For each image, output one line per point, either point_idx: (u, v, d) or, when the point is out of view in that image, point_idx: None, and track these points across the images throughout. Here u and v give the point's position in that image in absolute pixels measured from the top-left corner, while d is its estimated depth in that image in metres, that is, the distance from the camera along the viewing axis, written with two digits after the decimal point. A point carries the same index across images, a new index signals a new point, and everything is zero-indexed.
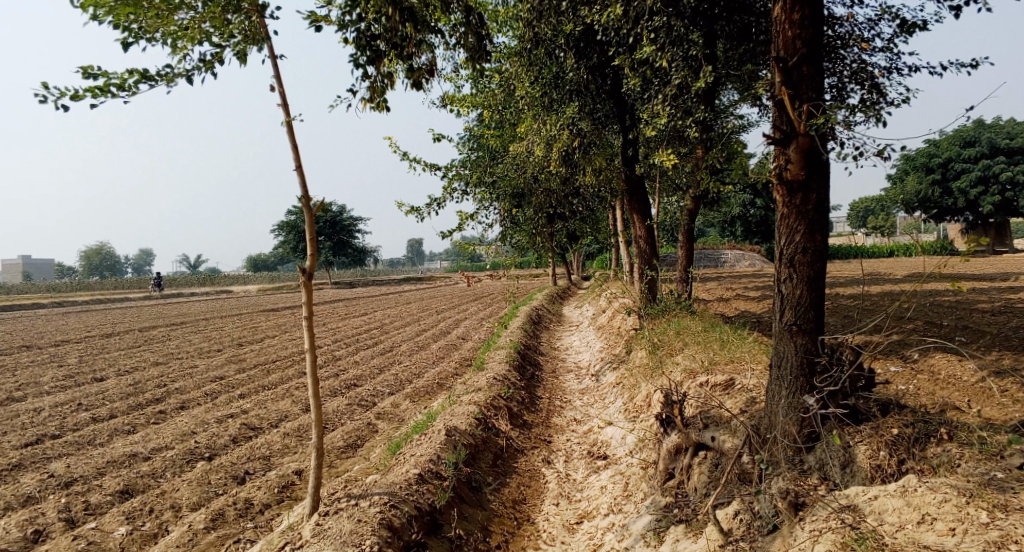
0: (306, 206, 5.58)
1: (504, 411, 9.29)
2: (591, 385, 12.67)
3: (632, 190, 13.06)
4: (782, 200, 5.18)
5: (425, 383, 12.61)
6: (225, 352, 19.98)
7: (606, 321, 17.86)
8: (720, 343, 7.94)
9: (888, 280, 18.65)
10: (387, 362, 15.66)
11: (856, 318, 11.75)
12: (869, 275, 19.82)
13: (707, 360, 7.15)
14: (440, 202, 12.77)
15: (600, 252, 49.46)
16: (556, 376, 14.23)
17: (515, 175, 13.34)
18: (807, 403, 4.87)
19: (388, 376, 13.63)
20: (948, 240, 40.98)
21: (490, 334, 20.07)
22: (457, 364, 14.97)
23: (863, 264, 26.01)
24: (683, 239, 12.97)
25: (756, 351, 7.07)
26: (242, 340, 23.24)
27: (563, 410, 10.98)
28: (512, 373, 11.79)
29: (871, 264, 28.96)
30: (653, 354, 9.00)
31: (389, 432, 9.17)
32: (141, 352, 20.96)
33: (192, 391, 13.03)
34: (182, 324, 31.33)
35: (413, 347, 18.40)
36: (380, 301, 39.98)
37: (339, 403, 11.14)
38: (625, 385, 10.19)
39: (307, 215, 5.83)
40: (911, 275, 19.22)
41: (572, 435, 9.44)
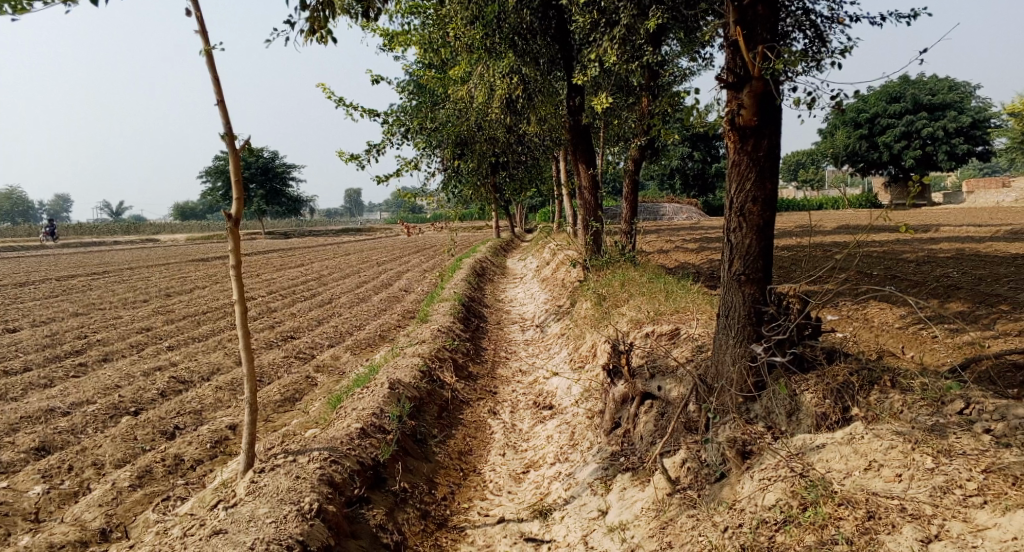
0: (231, 146, 5.02)
1: (447, 362, 9.13)
2: (535, 336, 12.64)
3: (577, 139, 12.89)
4: (733, 147, 4.95)
5: (366, 335, 12.32)
6: (152, 303, 19.11)
7: (549, 273, 17.82)
8: (666, 292, 7.91)
9: (821, 231, 19.20)
10: (326, 314, 15.26)
11: (795, 270, 11.98)
12: (802, 227, 20.36)
13: (654, 310, 7.08)
14: (379, 148, 12.30)
15: (542, 205, 49.45)
16: (501, 328, 14.14)
17: (457, 122, 12.92)
18: (755, 352, 4.83)
19: (327, 328, 13.27)
20: (873, 194, 42.65)
21: (432, 285, 19.79)
22: (399, 316, 14.68)
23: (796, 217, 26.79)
24: (628, 191, 12.89)
25: (702, 301, 7.06)
26: (171, 291, 22.29)
27: (507, 361, 10.89)
28: (455, 324, 11.62)
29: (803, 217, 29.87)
30: (599, 305, 8.94)
31: (329, 385, 8.89)
32: (60, 302, 19.85)
33: (117, 343, 12.38)
34: (106, 274, 29.87)
35: (353, 298, 17.98)
36: (317, 251, 39.01)
37: (275, 356, 10.76)
38: (570, 335, 10.15)
39: (232, 159, 5.27)
40: (843, 228, 19.84)
41: (517, 386, 9.36)
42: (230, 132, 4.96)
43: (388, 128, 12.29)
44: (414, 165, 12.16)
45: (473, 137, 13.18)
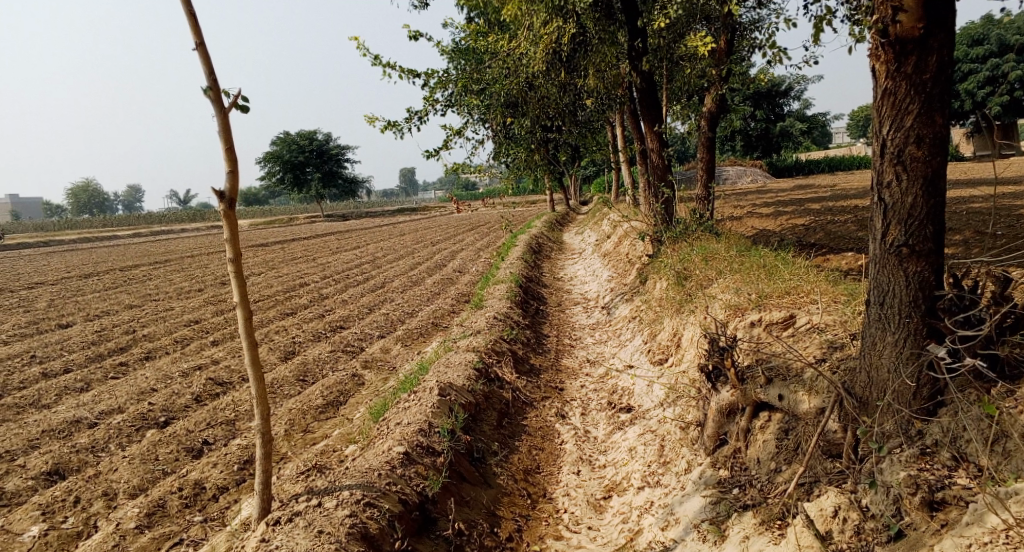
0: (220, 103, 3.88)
1: (507, 357, 8.08)
2: (601, 320, 11.48)
3: (645, 91, 11.51)
4: (885, 68, 3.80)
5: (417, 324, 11.37)
6: (205, 292, 18.70)
7: (612, 247, 16.62)
8: (763, 270, 6.65)
9: None
10: (378, 299, 14.45)
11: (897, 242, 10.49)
12: None
13: (755, 291, 5.86)
14: (423, 115, 11.23)
15: (598, 176, 47.95)
16: (563, 310, 13.05)
17: (506, 81, 11.58)
18: (931, 355, 3.71)
19: (377, 316, 12.40)
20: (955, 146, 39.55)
21: (488, 265, 18.79)
22: (454, 300, 13.72)
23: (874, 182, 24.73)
24: (703, 149, 11.26)
25: (814, 281, 5.80)
26: (226, 279, 21.90)
27: (572, 350, 9.79)
28: (514, 310, 10.55)
29: None
30: (679, 286, 7.76)
31: (376, 384, 7.97)
32: (116, 294, 19.67)
33: (161, 338, 11.78)
34: (165, 263, 29.96)
35: (405, 282, 17.11)
36: (374, 232, 38.55)
37: (321, 349, 9.94)
38: (643, 321, 8.98)
39: (224, 135, 4.00)
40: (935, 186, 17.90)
41: (586, 380, 8.27)
42: (217, 85, 3.95)
43: (431, 89, 11.18)
44: (462, 132, 11.03)
45: (525, 98, 11.94)
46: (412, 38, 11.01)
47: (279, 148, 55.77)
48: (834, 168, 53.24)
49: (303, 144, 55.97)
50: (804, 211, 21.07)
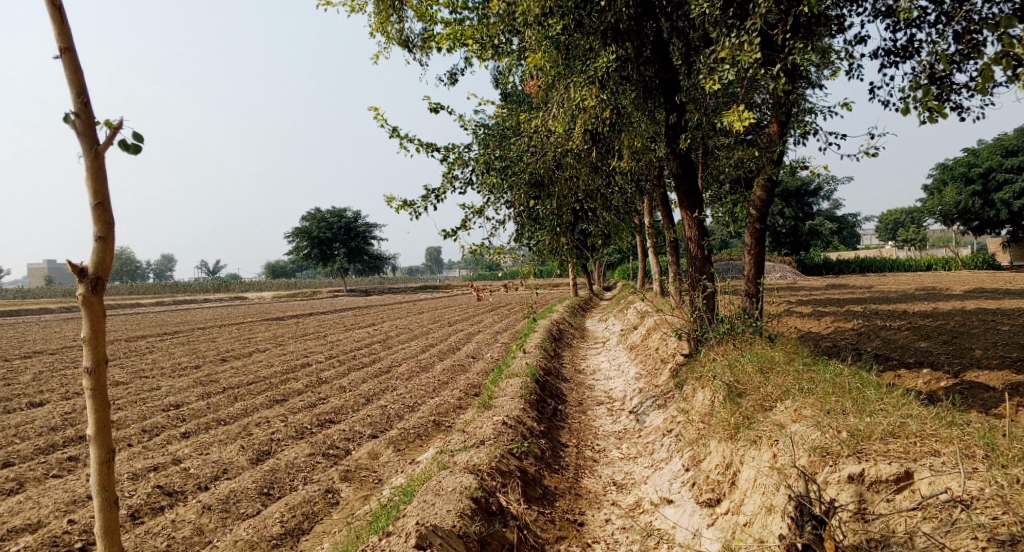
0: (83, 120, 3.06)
1: (516, 479, 6.60)
2: (629, 427, 9.96)
3: (683, 176, 10.49)
4: None
5: (417, 423, 9.91)
6: (199, 369, 17.37)
7: (640, 340, 15.18)
8: (847, 397, 5.31)
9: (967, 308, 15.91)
10: (380, 388, 13.07)
11: (977, 367, 9.02)
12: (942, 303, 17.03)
13: (845, 430, 4.59)
14: (440, 192, 10.03)
15: (624, 263, 46.76)
16: (584, 411, 11.55)
17: (533, 158, 10.25)
18: None
19: (374, 409, 10.97)
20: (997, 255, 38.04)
21: (504, 353, 17.36)
22: (462, 393, 12.25)
23: (919, 295, 23.25)
24: (750, 240, 9.90)
25: (924, 424, 4.42)
26: (227, 355, 20.55)
27: (595, 466, 8.28)
28: (528, 414, 9.11)
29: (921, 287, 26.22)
30: (733, 403, 6.33)
31: (354, 507, 6.56)
32: (107, 367, 18.37)
33: (129, 426, 10.38)
34: (174, 334, 28.83)
35: (413, 367, 15.72)
36: (392, 310, 37.32)
37: (301, 450, 8.52)
38: (682, 439, 7.53)
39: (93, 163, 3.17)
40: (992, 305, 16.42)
41: (612, 510, 6.75)
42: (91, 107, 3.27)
43: (450, 165, 10.09)
44: (482, 211, 9.87)
45: (553, 177, 10.55)
46: (432, 111, 9.59)
47: (309, 223, 55.77)
48: (865, 268, 51.70)
49: (330, 220, 55.96)
50: (847, 314, 19.53)
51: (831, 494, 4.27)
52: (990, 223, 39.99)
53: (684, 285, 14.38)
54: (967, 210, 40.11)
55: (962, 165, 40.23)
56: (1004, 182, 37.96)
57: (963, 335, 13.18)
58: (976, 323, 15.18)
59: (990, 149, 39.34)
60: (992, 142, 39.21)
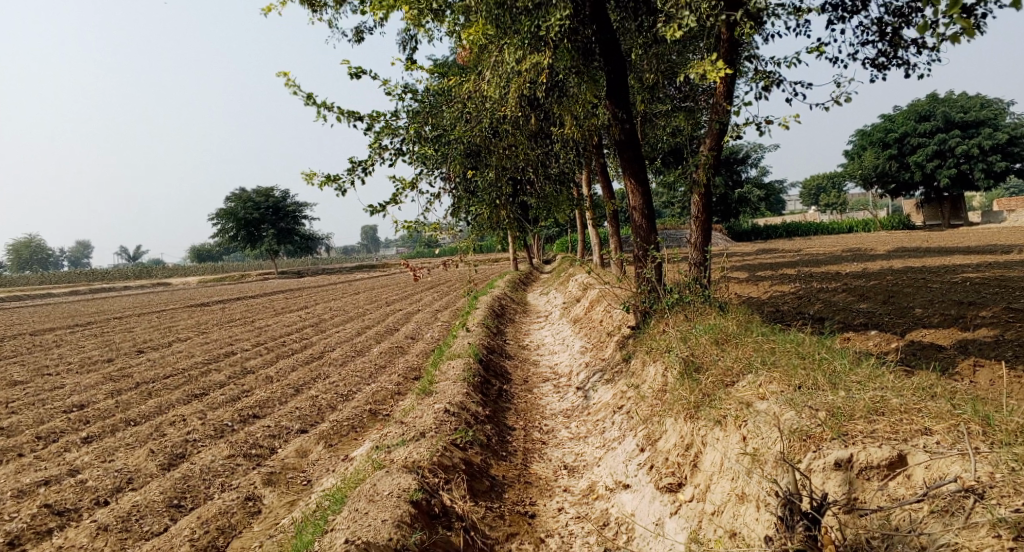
0: None
1: (461, 474, 6.01)
2: (577, 406, 9.51)
3: (625, 143, 9.95)
4: None
5: (351, 413, 9.19)
6: (113, 364, 16.05)
7: (583, 313, 14.77)
8: (815, 369, 4.96)
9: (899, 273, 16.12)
10: (311, 375, 12.23)
11: (924, 326, 8.89)
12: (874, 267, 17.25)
13: (826, 409, 4.43)
14: (367, 165, 9.18)
15: (561, 236, 46.58)
16: (529, 390, 11.05)
17: (467, 126, 9.51)
18: None
19: (304, 400, 10.16)
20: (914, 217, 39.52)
21: (443, 332, 16.69)
22: (400, 377, 11.53)
23: (849, 260, 23.75)
24: (698, 208, 9.43)
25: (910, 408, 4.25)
26: (145, 346, 19.17)
27: (545, 450, 7.77)
28: (470, 398, 8.51)
29: (848, 252, 26.84)
30: (693, 379, 5.83)
31: (277, 516, 5.83)
32: (8, 365, 16.80)
33: (23, 433, 9.26)
34: (88, 326, 26.94)
35: (347, 352, 14.89)
36: (326, 291, 36.09)
37: (220, 451, 7.69)
38: (636, 418, 7.07)
39: None
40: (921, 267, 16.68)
41: (565, 497, 6.22)
42: None
43: (377, 135, 9.25)
44: (414, 185, 9.09)
45: (490, 146, 9.79)
46: (352, 76, 8.67)
47: (234, 204, 53.31)
48: (792, 233, 53.13)
49: (257, 200, 53.66)
50: (784, 278, 19.66)
51: (817, 483, 4.17)
52: (906, 186, 41.50)
53: (626, 256, 13.98)
54: (885, 173, 41.45)
55: (880, 130, 41.42)
56: (918, 146, 39.31)
57: (901, 295, 13.23)
58: (907, 283, 15.37)
59: (906, 114, 40.64)
60: (907, 108, 40.48)
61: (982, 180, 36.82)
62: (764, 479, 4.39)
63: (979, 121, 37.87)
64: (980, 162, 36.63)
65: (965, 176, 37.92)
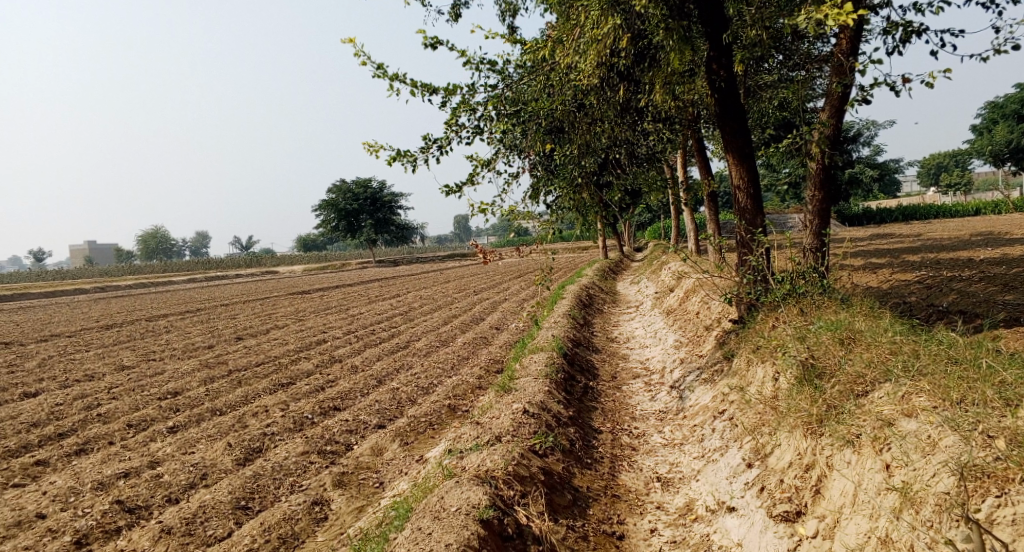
0: None
1: (541, 487, 5.39)
2: (672, 407, 8.68)
3: (727, 114, 8.98)
4: None
5: (430, 410, 8.75)
6: (211, 350, 16.45)
7: (678, 304, 13.79)
8: (981, 382, 4.19)
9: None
10: (394, 366, 11.95)
11: None
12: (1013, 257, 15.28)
13: (1007, 438, 3.80)
14: (442, 144, 8.63)
15: (656, 222, 45.24)
16: (619, 386, 10.29)
17: (549, 99, 8.73)
18: None
19: (385, 392, 9.84)
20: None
21: (531, 322, 16.12)
22: (483, 370, 11.04)
23: (978, 247, 21.42)
24: (815, 184, 8.26)
25: None
26: (244, 333, 19.64)
27: (635, 456, 7.03)
28: (554, 397, 7.85)
29: (976, 239, 24.28)
30: (816, 394, 4.98)
31: (343, 527, 5.43)
32: (119, 350, 17.55)
33: (116, 420, 9.37)
34: (197, 312, 28.11)
35: (433, 342, 14.58)
36: (419, 279, 36.33)
37: (294, 446, 7.42)
38: (742, 427, 6.21)
39: None
40: None
41: (659, 516, 5.49)
42: None
43: (455, 111, 8.70)
44: (490, 164, 8.47)
45: (572, 120, 9.07)
46: (428, 46, 8.09)
47: (334, 194, 54.80)
48: (909, 217, 49.26)
49: (356, 190, 54.97)
50: (904, 266, 17.83)
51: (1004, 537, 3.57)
52: None
53: (726, 242, 12.91)
54: (1019, 150, 37.41)
55: (1012, 103, 37.50)
56: None
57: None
58: None
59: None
60: None
61: None
62: (921, 527, 3.86)
63: None
64: None
65: None
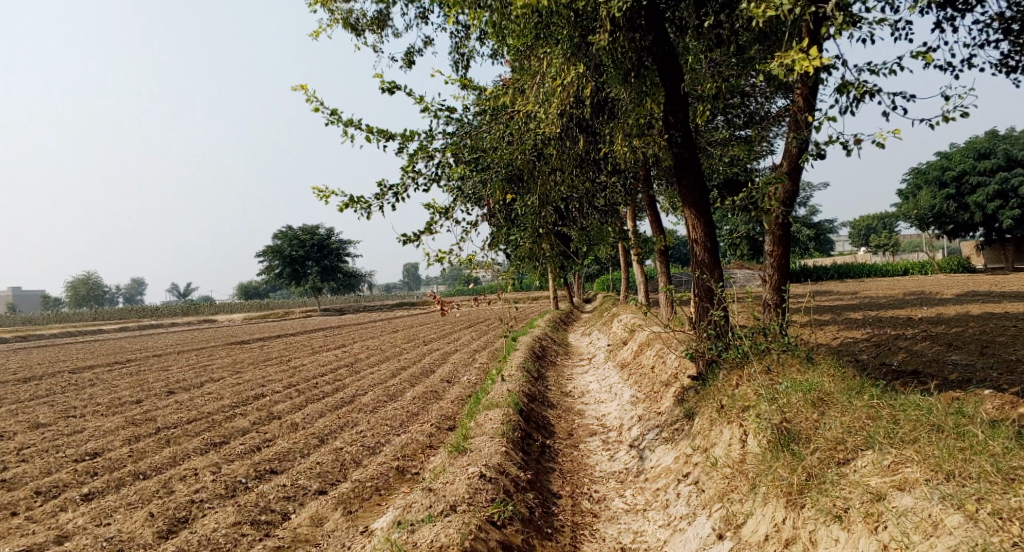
0: None
1: None
2: (632, 467, 8.34)
3: (685, 168, 8.92)
4: None
5: (377, 472, 8.19)
6: (138, 405, 15.37)
7: (633, 358, 13.59)
8: (980, 455, 4.30)
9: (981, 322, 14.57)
10: (338, 423, 11.29)
11: None
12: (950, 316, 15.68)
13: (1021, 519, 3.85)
14: (398, 191, 8.32)
15: (603, 276, 45.63)
16: (576, 445, 9.91)
17: (508, 147, 8.56)
18: None
19: (328, 452, 9.21)
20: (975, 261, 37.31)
21: (481, 375, 15.65)
22: (433, 427, 10.51)
23: (912, 305, 22.10)
24: (773, 239, 8.16)
25: None
26: (175, 386, 18.51)
27: (598, 523, 6.64)
28: (511, 459, 7.42)
29: (909, 298, 25.11)
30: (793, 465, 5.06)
31: None
32: (34, 405, 16.24)
33: (24, 487, 8.45)
34: (126, 363, 26.54)
35: (379, 396, 13.94)
36: (364, 330, 35.39)
37: (226, 516, 6.77)
38: (710, 493, 5.91)
39: None
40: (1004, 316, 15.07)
41: None
42: None
43: (411, 157, 8.42)
44: (448, 213, 8.19)
45: (532, 170, 8.90)
46: (385, 91, 7.83)
47: (278, 242, 53.58)
48: (843, 274, 51.00)
49: (301, 238, 53.91)
50: (847, 322, 18.16)
51: None
52: (965, 227, 39.35)
53: (680, 295, 12.84)
54: (943, 214, 39.33)
55: (935, 169, 39.60)
56: (978, 185, 37.33)
57: (992, 344, 11.76)
58: (991, 330, 13.82)
59: (964, 152, 38.63)
60: (964, 146, 38.57)
61: None
62: None
63: None
64: None
65: None
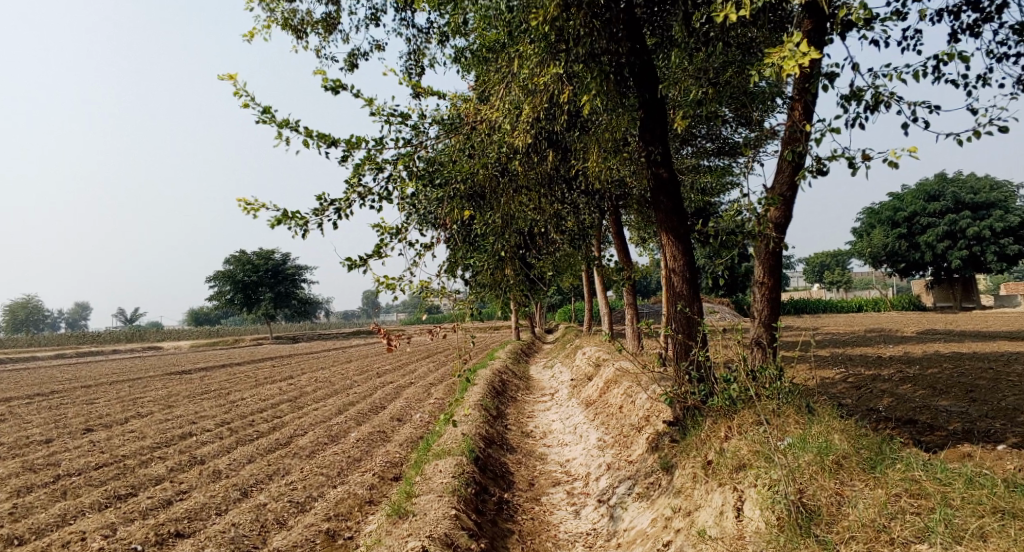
0: None
1: None
2: (603, 528, 7.25)
3: (663, 189, 8.00)
4: None
5: (299, 538, 6.97)
6: (49, 446, 13.72)
7: (599, 395, 12.53)
8: None
9: (958, 365, 13.92)
10: (268, 471, 9.95)
11: None
12: (923, 360, 15.01)
13: None
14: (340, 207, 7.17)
15: (565, 307, 44.86)
16: (538, 497, 8.78)
17: (467, 160, 7.52)
18: None
19: (248, 509, 7.94)
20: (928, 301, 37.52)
21: (434, 414, 14.41)
22: (376, 476, 9.29)
23: (876, 345, 21.58)
24: (763, 269, 7.25)
25: None
26: (98, 423, 16.80)
27: None
28: (462, 524, 6.28)
29: (870, 339, 24.71)
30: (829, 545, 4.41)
31: None
32: None
33: None
34: (51, 395, 24.42)
35: (321, 437, 12.59)
36: (317, 359, 33.70)
37: None
38: None
39: None
40: (979, 360, 14.45)
41: None
42: None
43: (357, 168, 7.32)
44: (399, 234, 7.07)
45: (494, 188, 7.88)
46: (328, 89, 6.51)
47: (231, 267, 51.54)
48: (800, 310, 51.16)
49: (255, 264, 51.99)
50: (818, 360, 17.43)
51: None
52: (916, 267, 39.61)
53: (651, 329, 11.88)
54: (894, 253, 39.63)
55: (888, 209, 40.09)
56: (928, 226, 37.70)
57: (979, 387, 11.02)
58: (970, 372, 13.16)
59: (914, 194, 39.18)
60: (915, 188, 39.14)
61: (996, 263, 34.86)
62: None
63: (989, 204, 36.20)
64: (992, 244, 34.89)
65: (977, 258, 35.98)
